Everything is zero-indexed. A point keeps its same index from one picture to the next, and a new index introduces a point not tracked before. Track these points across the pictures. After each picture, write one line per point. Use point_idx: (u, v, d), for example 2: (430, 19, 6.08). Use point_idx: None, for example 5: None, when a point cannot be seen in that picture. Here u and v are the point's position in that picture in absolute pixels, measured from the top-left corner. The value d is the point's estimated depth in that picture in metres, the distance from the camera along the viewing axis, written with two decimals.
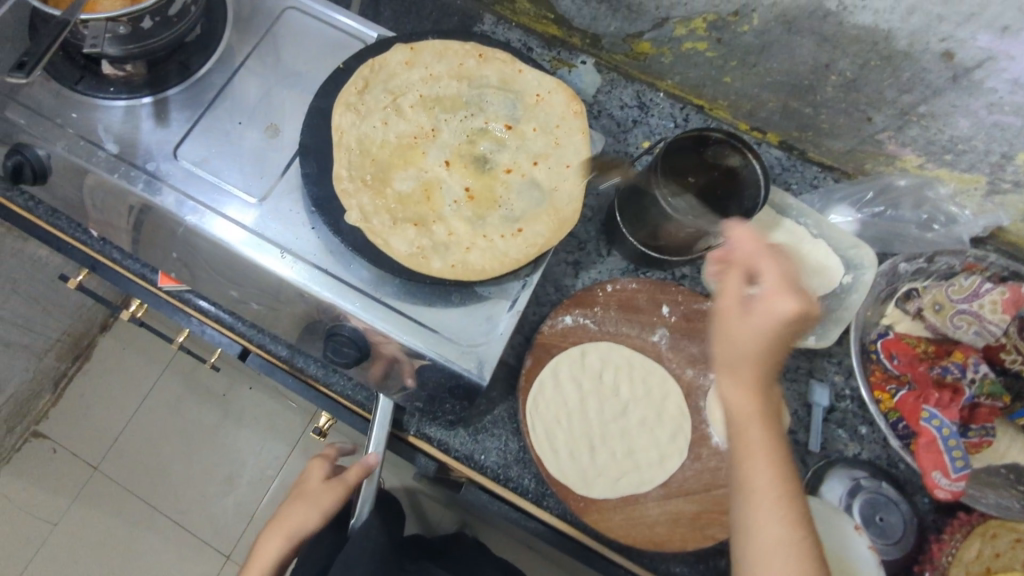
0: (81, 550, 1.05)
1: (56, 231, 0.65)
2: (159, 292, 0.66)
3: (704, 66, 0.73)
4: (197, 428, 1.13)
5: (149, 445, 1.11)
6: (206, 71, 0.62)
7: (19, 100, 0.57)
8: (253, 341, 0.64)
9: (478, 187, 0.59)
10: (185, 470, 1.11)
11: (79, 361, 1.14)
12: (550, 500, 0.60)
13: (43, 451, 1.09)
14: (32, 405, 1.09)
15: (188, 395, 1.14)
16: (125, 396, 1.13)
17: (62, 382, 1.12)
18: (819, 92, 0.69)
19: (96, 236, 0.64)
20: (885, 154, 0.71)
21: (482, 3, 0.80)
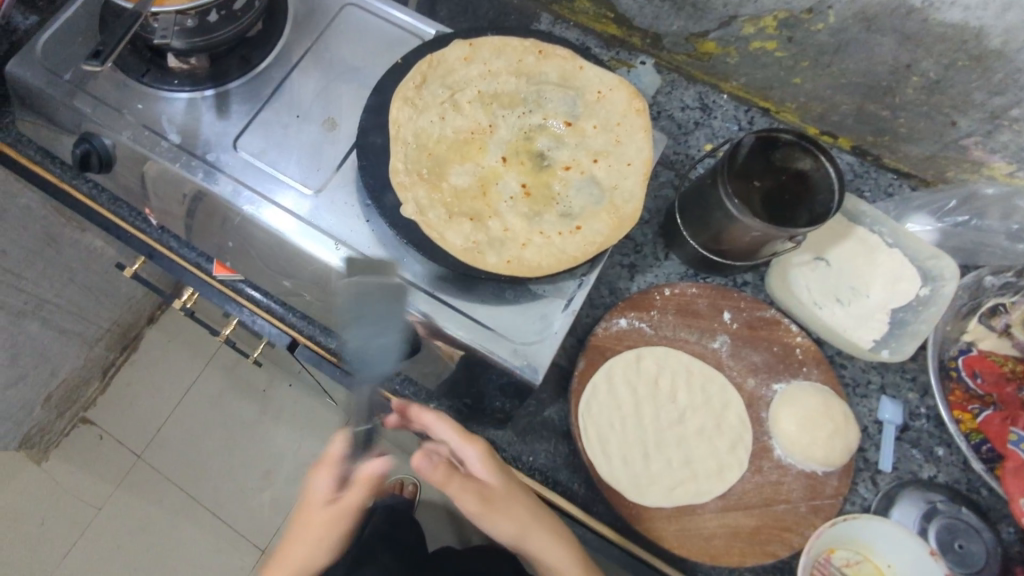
0: (122, 536, 1.07)
1: (116, 218, 0.66)
2: (211, 281, 0.67)
3: (773, 67, 0.70)
4: (240, 423, 1.14)
5: (195, 437, 1.12)
6: (266, 65, 0.62)
7: (85, 88, 0.58)
8: (303, 333, 0.64)
9: (535, 184, 0.57)
10: (226, 463, 1.11)
11: (127, 350, 1.15)
12: (599, 509, 0.57)
13: (92, 437, 1.11)
14: (82, 392, 1.11)
15: (231, 389, 1.15)
16: (174, 388, 1.15)
17: (110, 369, 1.14)
18: (899, 94, 0.65)
19: (154, 224, 0.65)
20: (970, 161, 0.67)
21: (539, 2, 0.78)
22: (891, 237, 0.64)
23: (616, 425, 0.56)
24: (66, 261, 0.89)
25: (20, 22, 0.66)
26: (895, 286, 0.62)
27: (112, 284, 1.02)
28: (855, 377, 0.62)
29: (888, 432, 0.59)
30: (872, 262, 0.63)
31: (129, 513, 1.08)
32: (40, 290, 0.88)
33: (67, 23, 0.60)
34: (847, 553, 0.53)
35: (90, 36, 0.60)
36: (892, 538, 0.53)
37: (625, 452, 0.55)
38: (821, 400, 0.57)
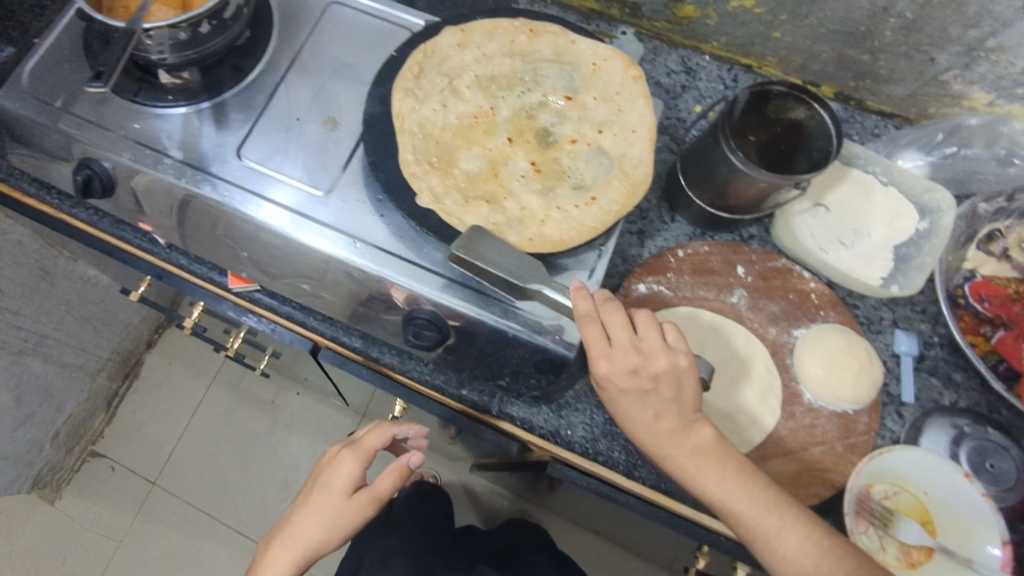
0: (147, 565, 1.06)
1: (119, 242, 0.65)
2: (225, 294, 0.66)
3: (753, 24, 0.71)
4: (252, 437, 1.13)
5: (209, 457, 1.11)
6: (259, 72, 0.62)
7: (78, 113, 0.57)
8: (325, 334, 0.63)
9: (545, 161, 0.58)
10: (243, 479, 1.11)
11: (129, 379, 1.14)
12: (641, 470, 0.59)
13: (102, 470, 1.10)
14: (88, 425, 1.09)
15: (240, 405, 1.14)
16: (181, 410, 1.14)
17: (114, 401, 1.12)
18: (878, 37, 0.67)
19: (162, 244, 0.64)
20: (951, 95, 0.70)
21: None
22: (886, 176, 0.66)
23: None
24: (60, 294, 0.88)
25: None
26: (893, 224, 0.65)
27: (107, 312, 1.01)
28: (869, 315, 0.64)
29: (906, 364, 0.62)
30: (869, 202, 0.65)
31: (152, 541, 1.07)
32: (39, 326, 0.87)
33: (51, 50, 0.60)
34: (885, 486, 0.55)
35: (77, 61, 0.60)
36: (928, 468, 0.56)
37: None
38: (843, 341, 0.59)
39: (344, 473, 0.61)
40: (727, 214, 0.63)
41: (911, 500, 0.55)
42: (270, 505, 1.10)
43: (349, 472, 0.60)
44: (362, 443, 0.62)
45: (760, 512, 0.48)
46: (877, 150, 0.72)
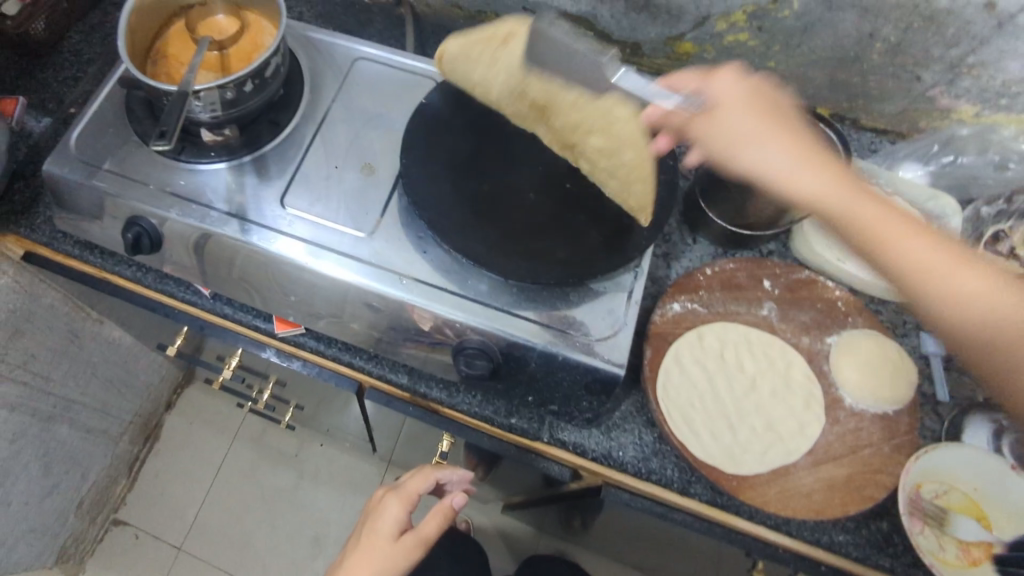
0: None
1: (164, 298, 0.67)
2: (269, 340, 0.67)
3: (748, 55, 0.77)
4: (277, 492, 1.12)
5: (234, 516, 1.10)
6: (295, 125, 0.65)
7: (128, 175, 0.60)
8: (372, 374, 0.64)
9: (576, 191, 0.61)
10: (270, 537, 1.09)
11: (149, 443, 1.13)
12: (696, 486, 0.59)
13: (126, 538, 1.08)
14: (111, 492, 1.08)
15: (263, 460, 1.14)
16: (204, 470, 1.13)
17: (135, 465, 1.11)
18: (866, 61, 0.72)
19: (206, 294, 0.65)
20: (938, 109, 0.75)
21: None
22: (890, 187, 0.71)
23: (696, 403, 0.60)
24: (87, 356, 0.89)
25: (34, 124, 0.70)
26: None
27: (128, 373, 1.01)
28: (892, 319, 0.68)
29: (936, 364, 0.65)
30: None
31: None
32: (66, 390, 0.89)
33: (95, 117, 0.62)
34: (934, 486, 0.57)
35: (120, 126, 0.62)
36: (970, 462, 0.58)
37: (712, 427, 0.59)
38: (875, 344, 0.62)
39: (388, 521, 0.61)
40: (749, 231, 0.66)
41: (964, 498, 0.57)
42: (299, 562, 1.07)
43: (393, 518, 0.61)
44: (404, 491, 0.62)
45: (941, 257, 0.48)
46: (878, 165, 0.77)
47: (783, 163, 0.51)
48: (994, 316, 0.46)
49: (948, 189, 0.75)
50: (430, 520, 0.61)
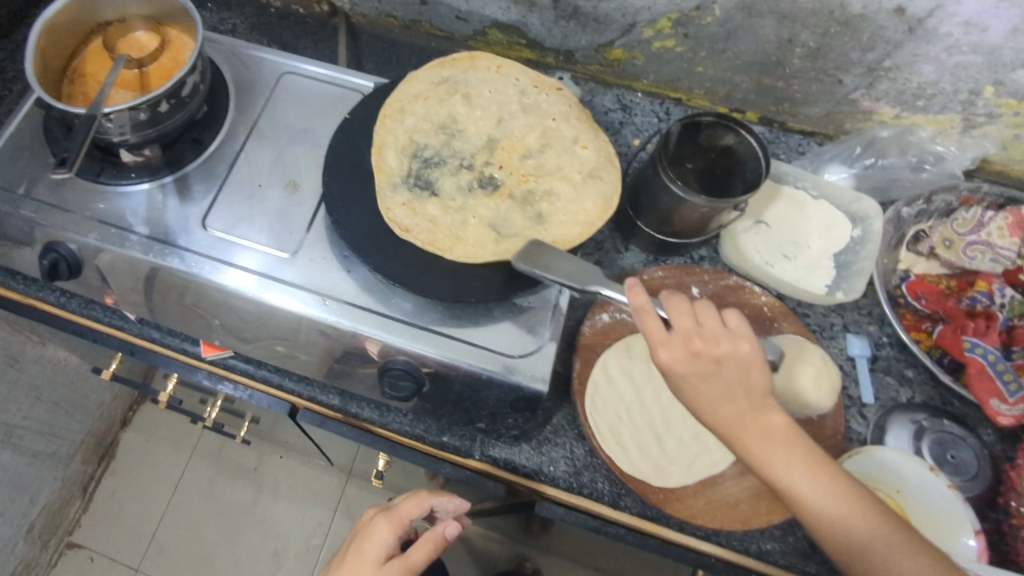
0: None
1: (91, 322, 0.66)
2: (200, 363, 0.66)
3: (676, 61, 0.77)
4: (235, 508, 1.12)
5: (191, 534, 1.09)
6: (217, 143, 0.64)
7: (43, 199, 0.59)
8: (303, 395, 0.65)
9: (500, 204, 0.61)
10: (229, 554, 1.09)
11: (104, 462, 1.12)
12: (626, 498, 0.60)
13: (80, 561, 1.07)
14: (65, 514, 1.07)
15: (220, 476, 1.13)
16: (160, 489, 1.12)
17: (90, 486, 1.10)
18: (788, 65, 0.73)
19: (133, 318, 0.65)
20: (862, 112, 0.76)
21: (455, 41, 0.84)
22: (814, 189, 0.71)
23: (621, 417, 0.61)
24: (25, 379, 0.88)
25: None
26: (827, 232, 0.69)
27: (76, 394, 1.00)
28: (820, 322, 0.68)
29: (861, 366, 0.66)
30: (805, 214, 0.69)
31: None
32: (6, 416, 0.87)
33: (11, 140, 0.61)
34: None
35: (38, 149, 0.62)
36: (896, 466, 0.59)
37: (638, 440, 0.60)
38: (799, 347, 0.62)
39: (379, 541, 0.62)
40: (677, 238, 0.67)
41: (886, 499, 0.58)
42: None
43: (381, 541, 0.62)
44: (396, 517, 0.63)
45: (839, 503, 0.45)
46: (804, 168, 0.79)
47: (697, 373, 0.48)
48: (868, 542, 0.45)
49: (873, 190, 0.77)
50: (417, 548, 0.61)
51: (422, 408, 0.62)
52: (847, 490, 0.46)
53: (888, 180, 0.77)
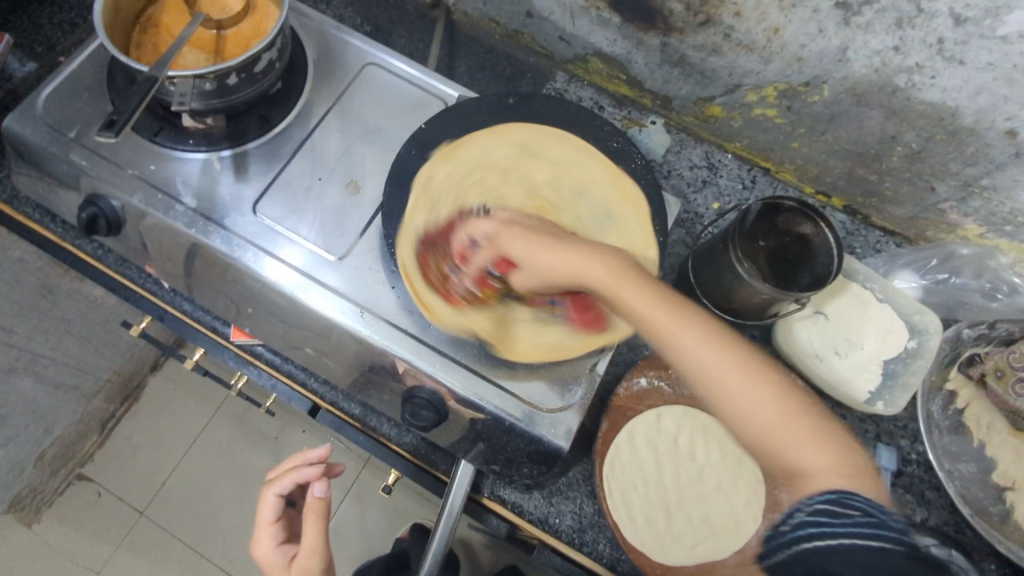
0: (185, 519, 1.53)
1: (129, 280, 0.89)
2: (229, 345, 0.89)
3: (774, 131, 0.90)
4: (248, 469, 1.57)
5: (204, 481, 1.55)
6: (453, 91, 0.87)
7: (351, 117, 0.84)
8: (328, 398, 0.86)
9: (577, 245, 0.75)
10: (222, 500, 1.54)
11: (126, 403, 1.55)
12: (620, 565, 0.78)
13: (119, 438, 1.54)
14: (83, 446, 1.50)
15: (236, 441, 1.58)
16: (171, 440, 1.56)
17: (108, 421, 1.53)
18: (1003, 193, 0.79)
19: (167, 288, 0.88)
20: (963, 359, 0.85)
21: (807, 195, 0.97)
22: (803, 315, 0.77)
23: (640, 483, 0.77)
24: None
25: None
26: None
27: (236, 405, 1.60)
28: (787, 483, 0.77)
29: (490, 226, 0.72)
30: None
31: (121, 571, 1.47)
32: None
33: (405, 68, 0.88)
34: None
35: (93, 93, 0.81)
36: None
37: (648, 514, 0.76)
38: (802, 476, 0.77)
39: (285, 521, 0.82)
40: (732, 317, 0.82)
41: None
42: None
43: (302, 492, 0.85)
44: (288, 463, 0.82)
45: (776, 411, 0.49)
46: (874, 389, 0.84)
47: (689, 343, 0.52)
48: (771, 434, 0.49)
49: (966, 473, 0.81)
50: (308, 520, 0.75)
51: (454, 437, 0.79)
52: (774, 380, 0.50)
53: (938, 480, 0.84)
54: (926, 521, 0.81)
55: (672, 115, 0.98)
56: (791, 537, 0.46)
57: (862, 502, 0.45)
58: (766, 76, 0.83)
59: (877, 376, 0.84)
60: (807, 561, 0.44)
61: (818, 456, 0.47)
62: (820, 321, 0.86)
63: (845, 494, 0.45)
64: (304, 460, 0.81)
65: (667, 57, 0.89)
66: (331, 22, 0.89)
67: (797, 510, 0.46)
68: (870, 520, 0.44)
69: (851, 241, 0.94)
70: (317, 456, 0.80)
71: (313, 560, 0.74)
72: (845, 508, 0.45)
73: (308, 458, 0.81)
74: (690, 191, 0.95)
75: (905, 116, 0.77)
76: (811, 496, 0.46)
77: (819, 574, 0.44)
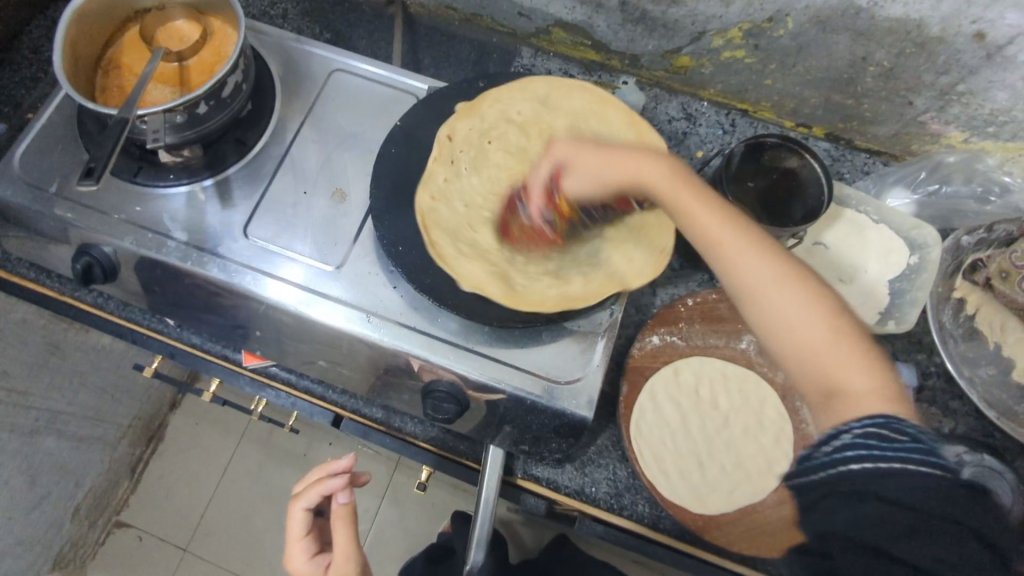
0: (229, 548, 1.54)
1: (134, 323, 0.90)
2: (244, 370, 0.89)
3: (745, 71, 0.90)
4: (282, 491, 1.58)
5: (241, 510, 1.57)
6: (421, 85, 0.87)
7: (325, 126, 0.84)
8: (349, 406, 0.87)
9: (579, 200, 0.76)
10: (262, 525, 1.56)
11: (151, 444, 1.57)
12: (662, 521, 0.79)
13: (151, 481, 1.56)
14: (116, 493, 1.52)
15: (266, 466, 1.60)
16: (201, 474, 1.58)
17: (138, 466, 1.55)
18: (980, 96, 0.79)
19: (173, 325, 0.89)
20: (967, 266, 0.86)
21: (789, 129, 0.97)
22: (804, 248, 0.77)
23: (668, 438, 0.78)
24: None
25: None
26: None
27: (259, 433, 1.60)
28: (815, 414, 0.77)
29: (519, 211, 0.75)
30: None
31: None
32: None
33: (371, 68, 0.88)
34: None
35: (66, 144, 0.81)
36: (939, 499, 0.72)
37: (682, 468, 0.77)
38: None
39: (317, 531, 0.83)
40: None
41: None
42: None
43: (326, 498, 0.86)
44: (313, 474, 0.82)
45: (832, 336, 0.52)
46: (883, 309, 0.85)
47: (756, 275, 0.55)
48: (813, 351, 0.52)
49: (986, 378, 0.82)
50: (338, 530, 0.78)
51: (479, 425, 0.80)
52: (811, 285, 0.54)
53: (960, 388, 0.85)
54: (954, 431, 0.82)
55: (643, 72, 0.98)
56: (833, 460, 0.47)
57: (907, 428, 0.46)
58: (729, 19, 0.82)
59: (884, 295, 0.85)
60: (849, 483, 0.45)
61: (866, 380, 0.50)
62: (820, 252, 0.87)
63: (891, 419, 0.47)
64: (327, 471, 0.81)
65: (628, 16, 0.88)
66: (290, 35, 0.89)
67: (842, 433, 0.47)
68: (921, 447, 0.45)
69: (839, 168, 0.94)
70: (340, 468, 0.80)
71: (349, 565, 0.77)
72: (894, 433, 0.45)
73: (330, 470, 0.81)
74: (673, 145, 0.95)
75: (873, 35, 0.77)
76: (854, 422, 0.47)
77: (870, 497, 0.44)
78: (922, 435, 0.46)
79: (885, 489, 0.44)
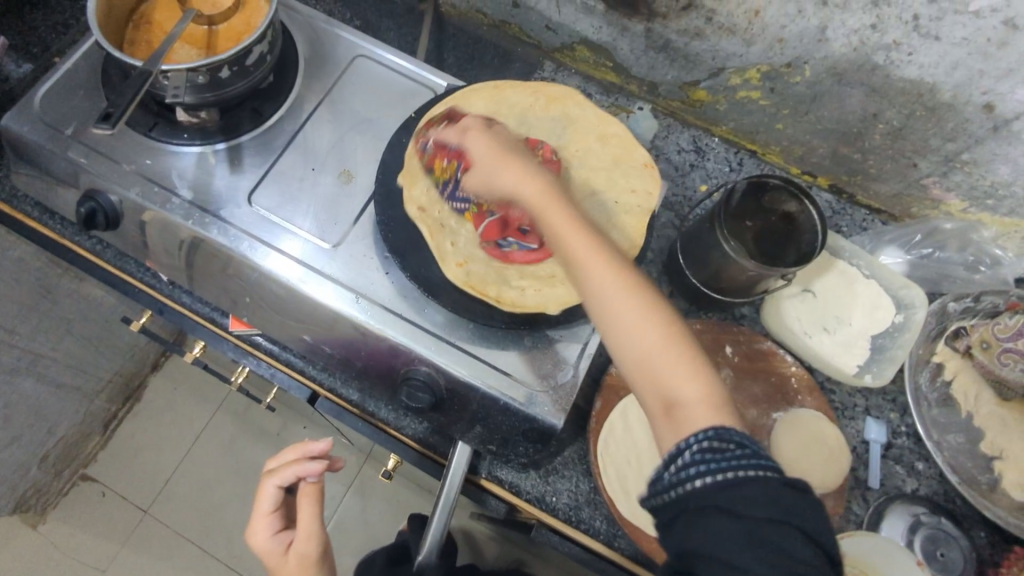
0: (189, 514, 1.54)
1: (128, 275, 0.91)
2: (229, 335, 0.90)
3: (759, 112, 0.92)
4: (251, 464, 1.58)
5: (207, 478, 1.57)
6: (441, 81, 0.89)
7: (342, 108, 0.86)
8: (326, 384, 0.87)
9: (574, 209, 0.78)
10: (226, 496, 1.56)
11: (128, 402, 1.58)
12: (618, 539, 0.80)
13: (122, 439, 1.57)
14: (87, 443, 1.52)
15: (238, 438, 1.60)
16: (174, 438, 1.58)
17: (111, 421, 1.56)
18: (982, 167, 0.81)
19: (167, 282, 0.90)
20: (949, 331, 0.87)
21: (795, 174, 0.99)
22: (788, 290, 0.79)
23: (634, 459, 0.79)
24: None
25: None
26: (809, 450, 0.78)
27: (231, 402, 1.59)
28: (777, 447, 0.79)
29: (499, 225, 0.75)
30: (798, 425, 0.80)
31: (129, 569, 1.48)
32: None
33: (395, 59, 0.90)
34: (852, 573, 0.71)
35: (88, 90, 0.82)
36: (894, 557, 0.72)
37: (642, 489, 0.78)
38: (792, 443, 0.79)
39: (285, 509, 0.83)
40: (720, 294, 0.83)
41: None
42: None
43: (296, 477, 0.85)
44: (288, 454, 0.82)
45: (658, 339, 0.56)
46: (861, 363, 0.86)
47: (596, 302, 0.59)
48: (644, 351, 0.56)
49: (953, 443, 0.83)
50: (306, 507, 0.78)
51: (450, 420, 0.80)
52: (656, 318, 0.57)
53: (927, 451, 0.85)
54: (916, 491, 0.83)
55: (659, 101, 1.00)
56: (680, 477, 0.49)
57: (736, 435, 0.50)
58: (749, 58, 0.84)
59: (864, 350, 0.86)
60: (695, 498, 0.48)
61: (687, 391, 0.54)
62: (808, 298, 0.88)
63: (724, 430, 0.51)
64: (303, 452, 0.81)
65: (652, 43, 0.90)
66: (320, 15, 0.91)
67: (684, 451, 0.50)
68: (747, 452, 0.49)
69: (838, 220, 0.96)
70: (319, 449, 0.80)
71: (311, 544, 0.77)
72: (723, 444, 0.49)
73: (309, 451, 0.81)
74: (678, 175, 0.96)
75: (886, 93, 0.79)
76: (694, 436, 0.51)
77: (711, 507, 0.47)
78: (752, 444, 0.50)
79: (725, 502, 0.47)
